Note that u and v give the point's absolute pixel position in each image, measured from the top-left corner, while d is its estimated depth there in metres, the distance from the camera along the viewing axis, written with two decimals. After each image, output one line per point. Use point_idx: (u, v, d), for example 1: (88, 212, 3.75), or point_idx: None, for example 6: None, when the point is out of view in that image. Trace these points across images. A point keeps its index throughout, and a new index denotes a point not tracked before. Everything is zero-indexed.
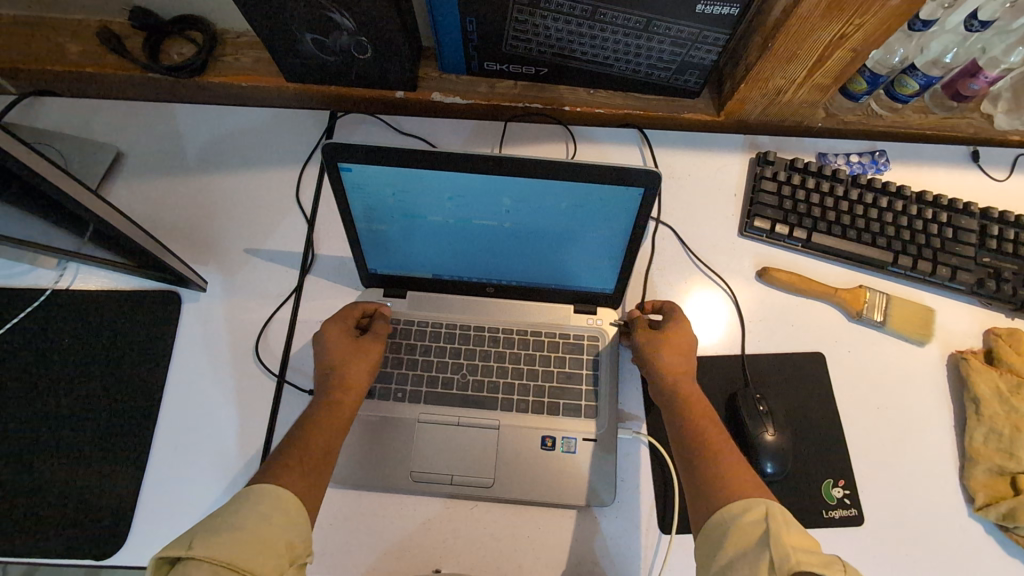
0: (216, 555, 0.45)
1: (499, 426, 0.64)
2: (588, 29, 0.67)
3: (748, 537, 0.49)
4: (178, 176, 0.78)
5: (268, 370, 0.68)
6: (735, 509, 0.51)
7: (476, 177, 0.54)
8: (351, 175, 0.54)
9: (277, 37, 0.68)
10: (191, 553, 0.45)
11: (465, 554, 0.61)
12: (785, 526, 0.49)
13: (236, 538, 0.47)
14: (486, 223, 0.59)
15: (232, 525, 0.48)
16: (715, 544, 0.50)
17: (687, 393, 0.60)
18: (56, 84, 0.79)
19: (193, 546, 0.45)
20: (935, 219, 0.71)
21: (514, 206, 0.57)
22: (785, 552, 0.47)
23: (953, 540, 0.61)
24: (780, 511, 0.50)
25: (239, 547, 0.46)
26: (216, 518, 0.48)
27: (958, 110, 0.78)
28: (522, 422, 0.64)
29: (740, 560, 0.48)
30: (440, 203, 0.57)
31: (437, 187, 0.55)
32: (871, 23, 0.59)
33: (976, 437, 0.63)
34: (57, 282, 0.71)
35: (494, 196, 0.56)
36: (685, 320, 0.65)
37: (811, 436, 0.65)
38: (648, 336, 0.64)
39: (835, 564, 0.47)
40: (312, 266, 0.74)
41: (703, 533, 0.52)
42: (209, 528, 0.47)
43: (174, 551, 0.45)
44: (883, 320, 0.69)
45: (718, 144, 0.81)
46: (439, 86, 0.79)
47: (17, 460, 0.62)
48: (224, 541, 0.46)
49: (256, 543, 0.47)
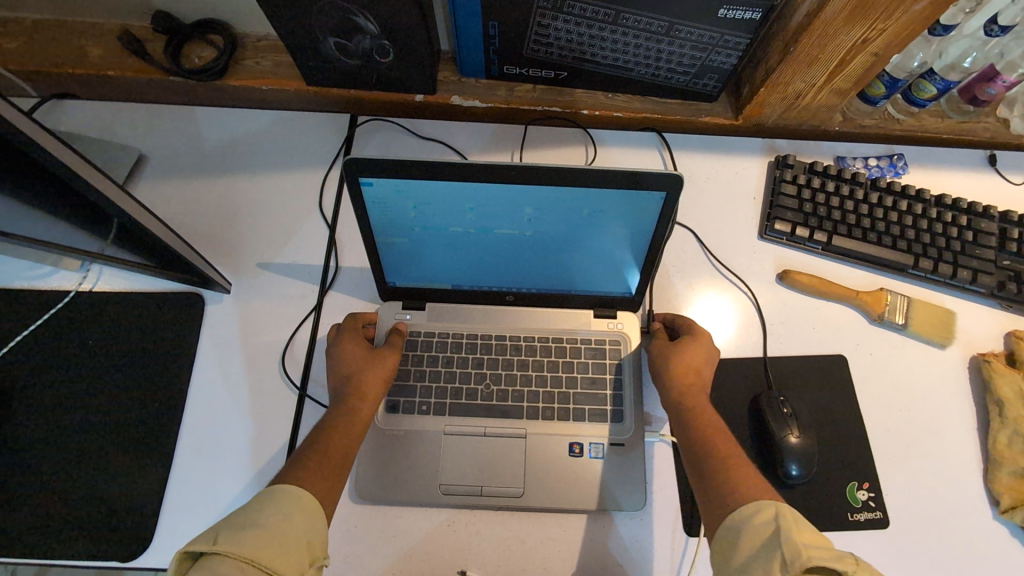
0: (239, 551, 0.45)
1: (525, 434, 0.64)
2: (609, 33, 0.67)
3: (759, 539, 0.48)
4: (199, 178, 0.79)
5: (291, 381, 0.68)
6: (746, 512, 0.50)
7: (500, 186, 0.54)
8: (371, 190, 0.54)
9: (300, 40, 0.68)
10: (215, 548, 0.45)
11: (489, 556, 0.62)
12: (796, 526, 0.47)
13: (261, 535, 0.47)
14: (509, 232, 0.59)
15: (261, 520, 0.48)
16: (730, 546, 0.49)
17: (695, 400, 0.61)
18: (78, 87, 0.79)
19: (217, 542, 0.45)
20: (955, 222, 0.71)
21: (536, 216, 0.57)
22: (797, 550, 0.45)
23: (977, 543, 0.61)
24: (790, 512, 0.49)
25: (262, 545, 0.46)
26: (236, 516, 0.48)
27: (974, 115, 0.78)
28: (548, 430, 0.64)
29: (754, 562, 0.47)
30: (461, 214, 0.57)
31: (459, 198, 0.55)
32: (893, 28, 0.60)
33: (1000, 439, 0.64)
34: (81, 283, 0.71)
35: (517, 205, 0.56)
36: (703, 334, 0.66)
37: (834, 440, 0.65)
38: (660, 347, 0.66)
39: (850, 557, 0.45)
40: (333, 282, 0.74)
41: (716, 538, 0.51)
42: (232, 524, 0.48)
43: (198, 547, 0.44)
44: (904, 323, 0.69)
45: (736, 148, 0.81)
46: (459, 90, 0.79)
47: (43, 462, 0.63)
48: (249, 538, 0.46)
49: (277, 541, 0.47)
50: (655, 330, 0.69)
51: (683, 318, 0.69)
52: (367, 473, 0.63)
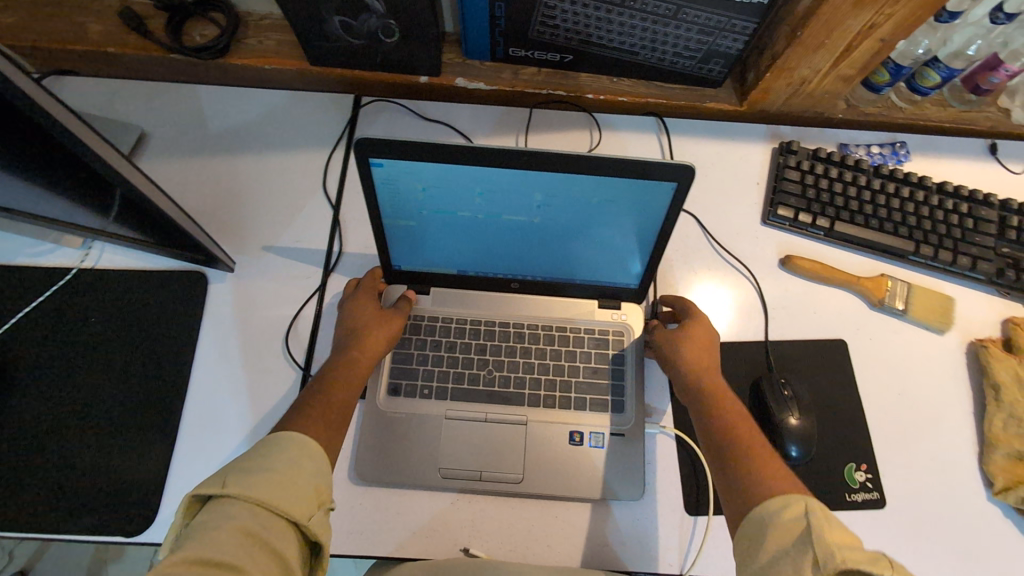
0: (248, 493, 0.46)
1: (527, 421, 0.65)
2: (616, 15, 0.67)
3: (787, 535, 0.48)
4: (201, 157, 0.78)
5: (295, 361, 0.68)
6: (772, 507, 0.50)
7: (508, 173, 0.54)
8: (381, 170, 0.54)
9: (305, 18, 0.68)
10: (225, 491, 0.46)
11: (492, 534, 0.62)
12: (825, 521, 0.47)
13: (269, 478, 0.48)
14: (516, 219, 0.59)
15: (269, 464, 0.49)
16: (756, 542, 0.49)
17: (713, 388, 0.61)
18: (79, 63, 0.78)
19: (226, 486, 0.47)
20: (956, 210, 0.72)
21: (544, 202, 0.57)
22: (830, 550, 0.45)
23: (971, 524, 0.62)
24: (819, 508, 0.49)
25: (270, 487, 0.47)
26: (244, 461, 0.50)
27: (976, 104, 0.79)
28: (549, 418, 0.65)
29: (782, 559, 0.47)
30: (469, 198, 0.57)
31: (467, 182, 0.55)
32: (901, 13, 0.60)
33: (996, 422, 0.65)
34: (82, 261, 0.71)
35: (524, 191, 0.56)
36: (701, 318, 0.67)
37: (834, 423, 0.66)
38: (667, 338, 0.65)
39: (882, 558, 0.45)
40: (336, 265, 0.74)
41: (742, 531, 0.51)
42: (239, 468, 0.49)
43: (208, 489, 0.46)
44: (904, 308, 0.70)
45: (739, 134, 0.81)
46: (464, 72, 0.79)
47: (46, 438, 0.63)
48: (258, 480, 0.47)
49: (287, 484, 0.48)
50: (652, 329, 0.67)
51: (683, 299, 0.70)
52: (367, 454, 0.63)
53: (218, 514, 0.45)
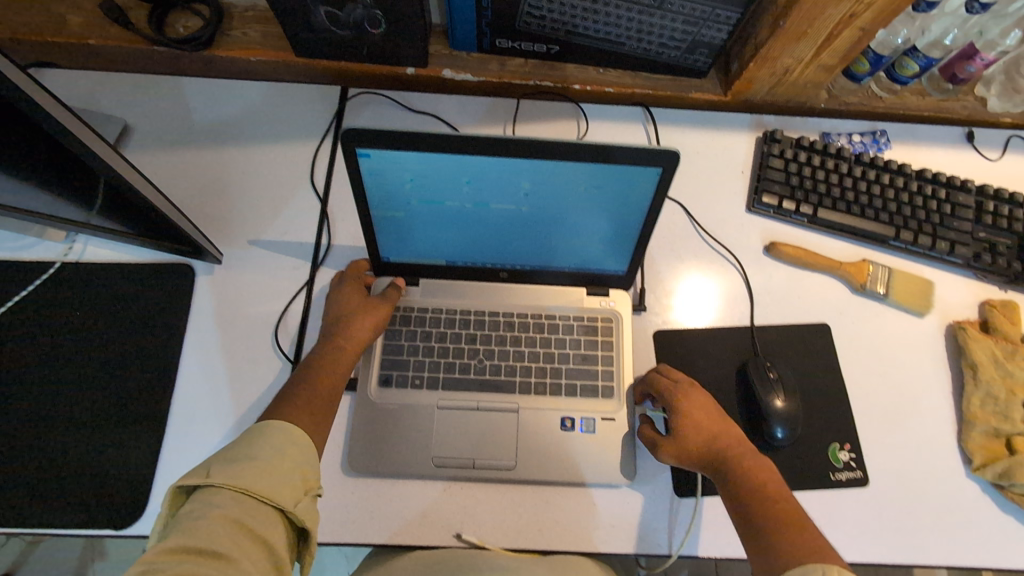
0: (233, 482, 0.46)
1: (518, 408, 0.65)
2: (602, 5, 0.68)
3: None
4: (185, 149, 0.78)
5: (283, 352, 0.68)
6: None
7: (495, 161, 0.54)
8: (369, 162, 0.54)
9: (290, 9, 0.67)
10: (209, 480, 0.46)
11: (485, 520, 0.63)
12: None
13: (254, 466, 0.48)
14: (505, 207, 0.59)
15: (254, 452, 0.49)
16: None
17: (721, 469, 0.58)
18: (59, 55, 0.77)
19: (211, 475, 0.47)
20: (935, 195, 0.74)
21: (532, 190, 0.57)
22: None
23: (950, 500, 0.64)
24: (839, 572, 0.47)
25: (255, 475, 0.47)
26: (230, 450, 0.50)
27: (953, 93, 0.80)
28: (541, 405, 0.66)
29: None
30: (457, 186, 0.57)
31: (454, 171, 0.55)
32: (880, 3, 0.60)
33: (974, 401, 0.67)
34: (65, 255, 0.70)
35: (512, 180, 0.56)
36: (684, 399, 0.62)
37: (818, 405, 0.67)
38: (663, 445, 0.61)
39: None
40: (325, 257, 0.74)
41: None
42: (224, 456, 0.49)
43: (192, 479, 0.46)
44: (886, 292, 0.72)
45: (724, 124, 0.82)
46: (451, 63, 0.79)
47: (31, 432, 0.62)
48: (242, 468, 0.47)
49: (271, 472, 0.48)
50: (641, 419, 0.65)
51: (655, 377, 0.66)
52: (359, 444, 0.63)
53: (202, 503, 0.45)
